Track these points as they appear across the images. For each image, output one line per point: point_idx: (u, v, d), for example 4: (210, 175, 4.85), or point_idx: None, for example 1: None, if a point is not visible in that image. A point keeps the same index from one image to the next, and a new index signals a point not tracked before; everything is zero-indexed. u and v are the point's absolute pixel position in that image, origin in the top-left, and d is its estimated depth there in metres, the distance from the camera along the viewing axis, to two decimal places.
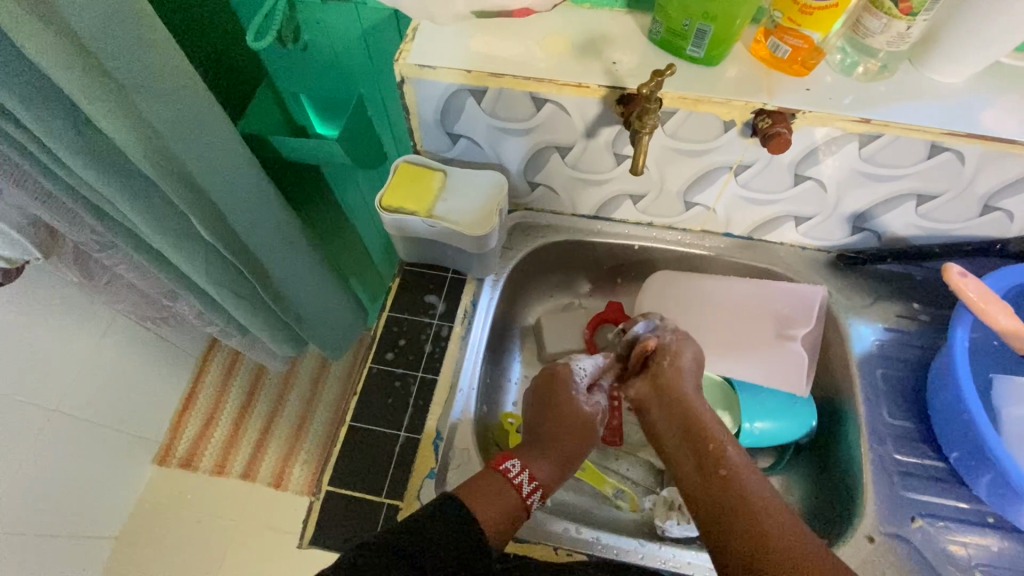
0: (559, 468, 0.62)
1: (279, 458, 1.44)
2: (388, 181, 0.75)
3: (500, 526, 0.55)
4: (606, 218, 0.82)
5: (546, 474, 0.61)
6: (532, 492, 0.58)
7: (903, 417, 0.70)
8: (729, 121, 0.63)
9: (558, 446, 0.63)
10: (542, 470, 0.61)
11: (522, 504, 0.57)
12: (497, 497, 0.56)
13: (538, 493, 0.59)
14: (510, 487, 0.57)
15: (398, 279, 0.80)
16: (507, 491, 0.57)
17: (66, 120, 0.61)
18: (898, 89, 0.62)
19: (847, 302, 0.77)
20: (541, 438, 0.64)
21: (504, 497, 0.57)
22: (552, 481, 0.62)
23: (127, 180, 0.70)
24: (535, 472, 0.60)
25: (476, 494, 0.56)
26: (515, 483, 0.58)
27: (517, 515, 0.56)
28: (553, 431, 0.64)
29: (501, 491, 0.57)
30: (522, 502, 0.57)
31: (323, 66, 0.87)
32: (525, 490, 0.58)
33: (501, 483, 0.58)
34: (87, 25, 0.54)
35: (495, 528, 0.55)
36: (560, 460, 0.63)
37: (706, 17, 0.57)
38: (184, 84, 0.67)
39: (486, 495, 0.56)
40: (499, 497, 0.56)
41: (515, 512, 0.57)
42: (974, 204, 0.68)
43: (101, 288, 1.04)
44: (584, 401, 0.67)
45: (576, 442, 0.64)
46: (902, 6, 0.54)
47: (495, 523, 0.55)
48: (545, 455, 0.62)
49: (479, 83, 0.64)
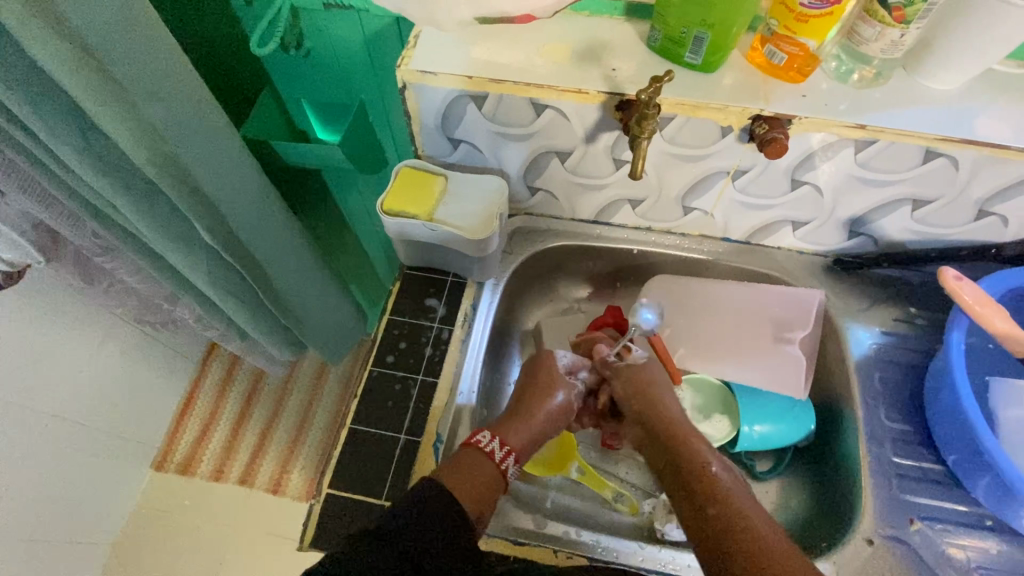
0: (534, 435, 0.64)
1: (277, 463, 1.44)
2: (389, 186, 0.75)
3: (480, 496, 0.56)
4: (606, 223, 0.83)
5: (522, 441, 0.63)
6: (505, 457, 0.60)
7: (901, 420, 0.71)
8: (727, 126, 0.64)
9: (530, 421, 0.64)
10: (516, 437, 0.62)
11: (497, 471, 0.59)
12: (472, 468, 0.58)
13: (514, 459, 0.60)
14: (485, 458, 0.59)
15: (399, 282, 0.81)
16: (483, 461, 0.59)
17: (71, 124, 0.62)
18: (892, 95, 0.62)
19: (845, 306, 0.78)
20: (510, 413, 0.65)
21: (479, 466, 0.58)
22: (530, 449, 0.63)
23: (130, 183, 0.71)
24: (507, 438, 0.62)
25: (453, 468, 0.57)
26: (487, 450, 0.59)
27: (494, 482, 0.58)
28: (529, 400, 0.66)
29: (474, 461, 0.58)
30: (496, 468, 0.59)
31: (325, 73, 0.88)
32: (499, 457, 0.59)
33: (474, 455, 0.59)
34: (92, 30, 0.54)
35: (473, 496, 0.55)
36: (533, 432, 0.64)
37: (703, 25, 0.58)
38: (188, 88, 0.67)
39: (462, 469, 0.57)
40: (474, 467, 0.58)
41: (492, 480, 0.58)
42: (969, 209, 0.68)
43: (101, 292, 1.04)
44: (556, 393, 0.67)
45: (552, 412, 0.66)
46: (895, 14, 0.55)
47: (473, 490, 0.56)
48: (516, 425, 0.64)
49: (480, 89, 0.65)
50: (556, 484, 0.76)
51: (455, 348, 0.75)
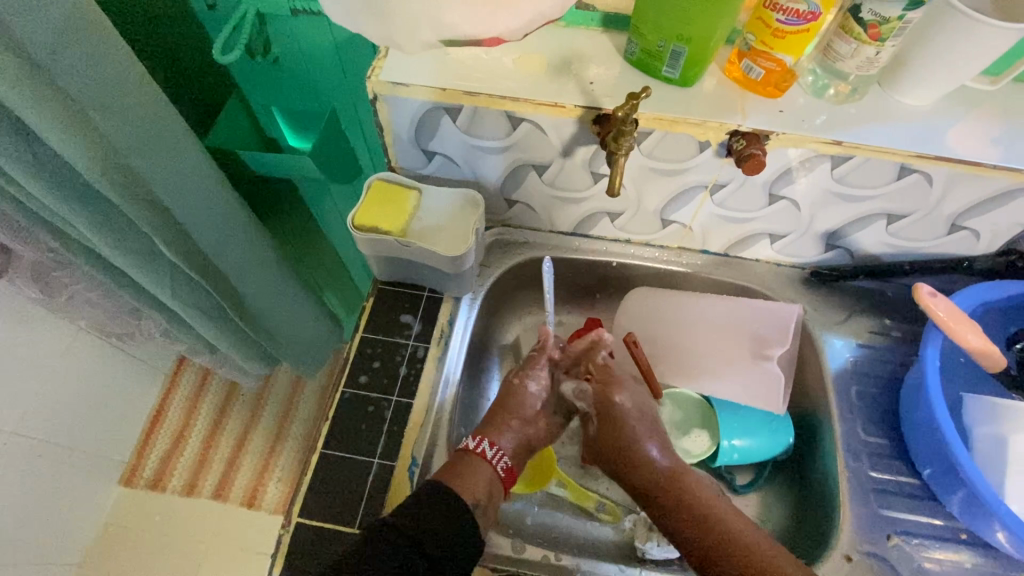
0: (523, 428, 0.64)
1: (252, 477, 1.40)
2: (361, 200, 0.73)
3: (482, 491, 0.57)
4: (584, 235, 0.82)
5: (512, 442, 0.62)
6: (481, 445, 0.61)
7: (877, 434, 0.71)
8: (705, 141, 0.63)
9: (512, 413, 0.64)
10: (504, 436, 0.62)
11: (489, 466, 0.59)
12: (471, 469, 0.59)
13: (503, 453, 0.61)
14: (479, 460, 0.59)
15: (372, 298, 0.78)
16: (478, 465, 0.59)
17: (18, 137, 0.58)
18: (867, 113, 0.62)
19: (822, 318, 0.78)
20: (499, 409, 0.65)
21: (477, 472, 0.58)
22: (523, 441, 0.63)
23: (84, 198, 0.67)
24: (491, 432, 0.62)
25: (451, 471, 0.58)
26: (479, 453, 0.60)
27: (485, 477, 0.58)
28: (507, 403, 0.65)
29: (463, 463, 0.59)
30: (484, 462, 0.59)
31: (293, 81, 0.84)
32: (478, 448, 0.60)
33: (466, 459, 0.60)
34: (39, 41, 0.51)
35: (477, 491, 0.57)
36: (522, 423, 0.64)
37: (680, 39, 0.57)
38: (148, 100, 0.64)
39: (461, 473, 0.58)
40: (473, 473, 0.58)
41: (485, 473, 0.59)
42: (942, 223, 0.69)
43: (60, 305, 0.99)
44: (527, 381, 0.66)
45: (529, 397, 0.65)
46: (871, 32, 0.55)
47: (480, 489, 0.57)
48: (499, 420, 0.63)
49: (454, 101, 0.63)
50: (537, 501, 0.75)
51: (431, 366, 0.73)
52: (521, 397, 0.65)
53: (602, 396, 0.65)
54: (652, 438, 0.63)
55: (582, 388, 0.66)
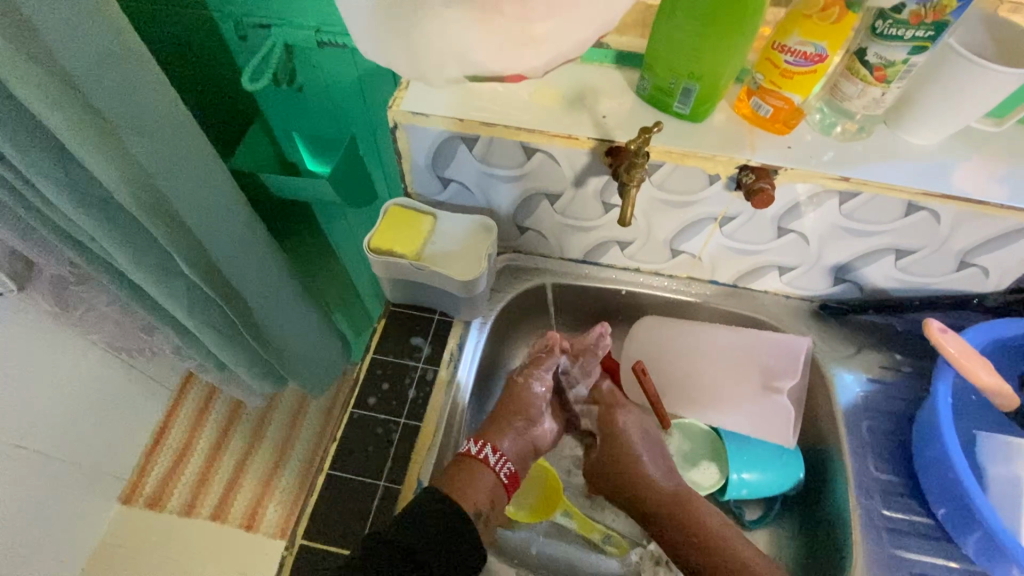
0: (522, 437, 0.63)
1: (252, 499, 1.38)
2: (377, 224, 0.75)
3: (483, 501, 0.57)
4: (594, 262, 0.83)
5: (513, 446, 0.62)
6: (482, 450, 0.60)
7: (889, 471, 0.70)
8: (714, 174, 0.64)
9: (514, 416, 0.64)
10: (506, 440, 0.62)
11: (493, 474, 0.59)
12: (472, 476, 0.58)
13: (506, 458, 0.60)
14: (483, 467, 0.59)
15: (384, 320, 0.79)
16: (479, 471, 0.59)
17: (54, 158, 0.61)
18: (874, 151, 0.64)
19: (832, 352, 0.78)
20: (499, 413, 0.64)
21: (479, 478, 0.58)
22: (523, 444, 0.63)
23: (111, 216, 0.69)
24: (496, 439, 0.62)
25: (452, 478, 0.58)
26: (481, 458, 0.60)
27: (489, 485, 0.59)
28: (511, 405, 0.64)
29: (467, 471, 0.59)
30: (489, 470, 0.59)
31: (315, 109, 0.87)
32: (485, 456, 0.60)
33: (468, 464, 0.60)
34: (81, 67, 0.55)
35: (478, 501, 0.57)
36: (521, 429, 0.63)
37: (691, 77, 0.60)
38: (177, 125, 0.66)
39: (464, 481, 0.58)
40: (474, 480, 0.58)
41: (489, 481, 0.59)
42: (951, 260, 0.69)
43: (76, 319, 1.01)
44: (531, 382, 0.65)
45: (535, 399, 0.65)
46: (876, 74, 0.57)
47: (482, 498, 0.58)
48: (500, 426, 0.63)
49: (471, 131, 0.65)
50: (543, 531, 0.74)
51: (439, 389, 0.73)
52: (526, 399, 0.64)
53: (604, 418, 0.68)
54: (656, 460, 0.66)
55: (587, 409, 0.69)
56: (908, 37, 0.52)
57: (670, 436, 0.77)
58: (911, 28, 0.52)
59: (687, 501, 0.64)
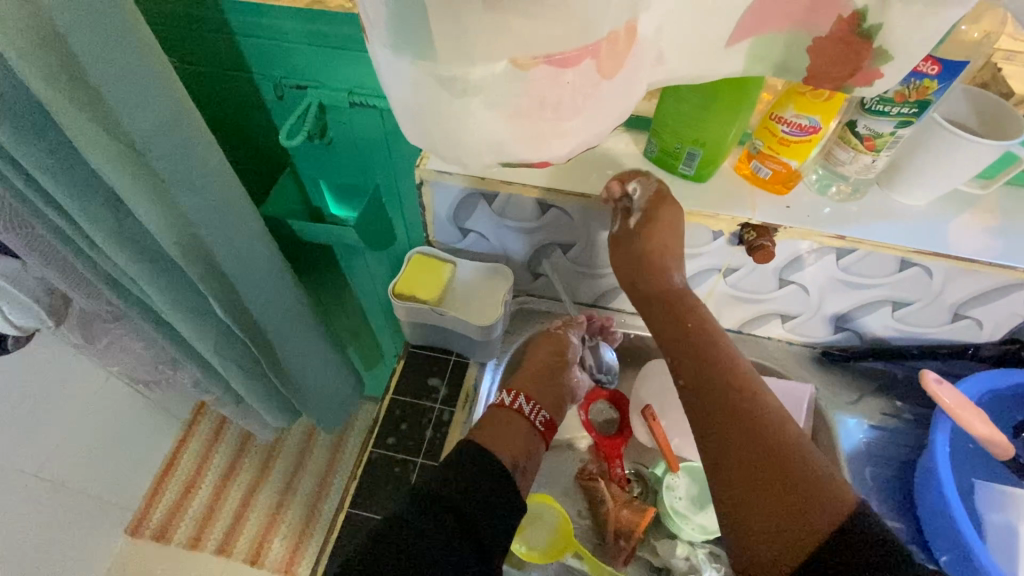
0: (554, 389, 0.71)
1: (258, 532, 1.39)
2: (402, 271, 0.80)
3: (520, 451, 0.64)
4: (603, 306, 0.86)
5: (544, 397, 0.70)
6: (515, 399, 0.69)
7: (893, 517, 0.72)
8: (718, 231, 0.69)
9: (545, 365, 0.72)
10: (537, 394, 0.70)
11: (529, 423, 0.67)
12: (509, 426, 0.66)
13: (539, 408, 0.68)
14: (518, 414, 0.67)
15: (403, 360, 0.83)
16: (515, 419, 0.67)
17: (108, 211, 0.66)
18: (867, 211, 0.68)
19: (834, 398, 0.80)
20: (530, 366, 0.73)
21: (517, 425, 0.66)
22: (552, 396, 0.71)
23: (155, 263, 0.74)
24: (528, 392, 0.70)
25: (490, 432, 0.64)
26: (516, 407, 0.68)
27: (527, 436, 0.66)
28: (542, 357, 0.73)
29: (505, 420, 0.66)
30: (525, 420, 0.67)
31: (342, 160, 0.93)
32: (522, 407, 0.68)
33: (504, 414, 0.67)
34: (143, 133, 0.60)
35: (515, 452, 0.63)
36: (550, 376, 0.72)
37: (695, 143, 0.65)
38: (219, 178, 0.72)
39: (500, 429, 0.65)
40: (513, 426, 0.66)
41: (526, 430, 0.66)
42: (945, 312, 0.73)
43: (100, 351, 1.05)
44: (572, 331, 0.76)
45: (570, 346, 0.75)
46: (867, 143, 0.61)
47: (519, 449, 0.64)
48: (531, 379, 0.71)
49: (491, 188, 0.70)
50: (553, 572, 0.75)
51: (455, 431, 0.76)
52: (563, 342, 0.74)
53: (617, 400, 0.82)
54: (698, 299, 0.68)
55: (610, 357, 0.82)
56: (893, 112, 0.58)
57: (675, 478, 0.79)
58: (896, 105, 0.57)
59: (742, 391, 0.58)
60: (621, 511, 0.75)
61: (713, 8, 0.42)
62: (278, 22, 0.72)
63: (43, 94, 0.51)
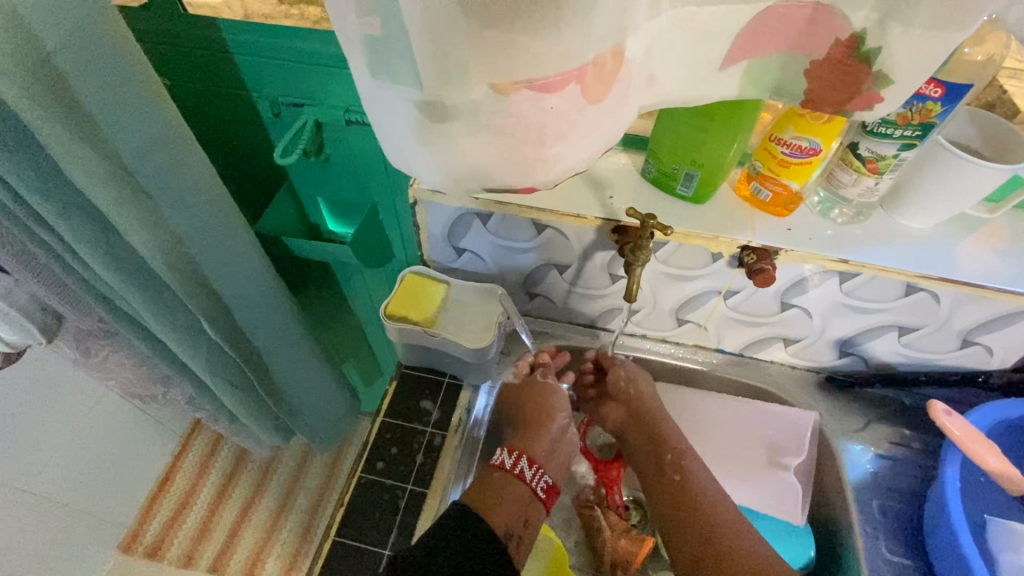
0: (553, 450, 0.68)
1: (251, 551, 1.36)
2: (394, 291, 0.79)
3: (516, 518, 0.60)
4: (602, 327, 0.84)
5: (542, 457, 0.66)
6: (515, 461, 0.64)
7: (902, 554, 0.69)
8: (717, 252, 0.67)
9: (544, 427, 0.69)
10: (536, 454, 0.66)
11: (529, 490, 0.62)
12: (507, 491, 0.61)
13: (540, 472, 0.64)
14: (517, 479, 0.63)
15: (395, 382, 0.81)
16: (513, 484, 0.62)
17: (96, 229, 0.66)
18: (871, 234, 0.66)
19: (839, 424, 0.78)
20: (526, 425, 0.69)
21: (514, 491, 0.61)
22: (551, 458, 0.68)
23: (143, 280, 0.73)
24: (529, 454, 0.66)
25: (486, 496, 0.60)
26: (516, 472, 0.63)
27: (525, 505, 0.61)
28: (541, 417, 0.70)
29: (504, 486, 0.62)
30: (525, 486, 0.62)
31: (338, 177, 0.92)
32: (523, 474, 0.63)
33: (503, 478, 0.63)
34: (131, 150, 0.60)
35: (510, 519, 0.59)
36: (549, 439, 0.68)
37: (693, 164, 0.63)
38: (211, 196, 0.71)
39: (499, 492, 0.61)
40: (509, 493, 0.61)
41: (525, 498, 0.62)
42: (954, 338, 0.71)
43: (95, 366, 1.04)
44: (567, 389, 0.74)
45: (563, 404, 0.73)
46: (869, 166, 0.60)
47: (514, 517, 0.60)
48: (529, 438, 0.67)
49: (486, 209, 0.69)
50: None
51: (447, 456, 0.74)
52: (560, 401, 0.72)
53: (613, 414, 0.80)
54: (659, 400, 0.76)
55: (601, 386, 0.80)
56: (897, 135, 0.56)
57: None
58: (900, 127, 0.55)
59: (713, 524, 0.63)
60: (618, 541, 0.72)
61: (705, 31, 0.41)
62: (274, 41, 0.72)
63: (24, 112, 0.51)
